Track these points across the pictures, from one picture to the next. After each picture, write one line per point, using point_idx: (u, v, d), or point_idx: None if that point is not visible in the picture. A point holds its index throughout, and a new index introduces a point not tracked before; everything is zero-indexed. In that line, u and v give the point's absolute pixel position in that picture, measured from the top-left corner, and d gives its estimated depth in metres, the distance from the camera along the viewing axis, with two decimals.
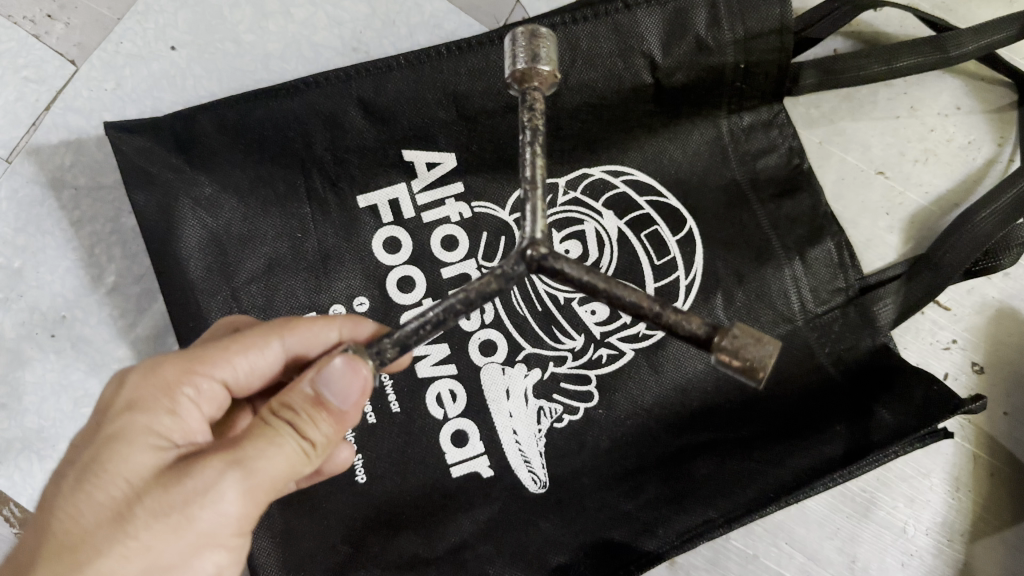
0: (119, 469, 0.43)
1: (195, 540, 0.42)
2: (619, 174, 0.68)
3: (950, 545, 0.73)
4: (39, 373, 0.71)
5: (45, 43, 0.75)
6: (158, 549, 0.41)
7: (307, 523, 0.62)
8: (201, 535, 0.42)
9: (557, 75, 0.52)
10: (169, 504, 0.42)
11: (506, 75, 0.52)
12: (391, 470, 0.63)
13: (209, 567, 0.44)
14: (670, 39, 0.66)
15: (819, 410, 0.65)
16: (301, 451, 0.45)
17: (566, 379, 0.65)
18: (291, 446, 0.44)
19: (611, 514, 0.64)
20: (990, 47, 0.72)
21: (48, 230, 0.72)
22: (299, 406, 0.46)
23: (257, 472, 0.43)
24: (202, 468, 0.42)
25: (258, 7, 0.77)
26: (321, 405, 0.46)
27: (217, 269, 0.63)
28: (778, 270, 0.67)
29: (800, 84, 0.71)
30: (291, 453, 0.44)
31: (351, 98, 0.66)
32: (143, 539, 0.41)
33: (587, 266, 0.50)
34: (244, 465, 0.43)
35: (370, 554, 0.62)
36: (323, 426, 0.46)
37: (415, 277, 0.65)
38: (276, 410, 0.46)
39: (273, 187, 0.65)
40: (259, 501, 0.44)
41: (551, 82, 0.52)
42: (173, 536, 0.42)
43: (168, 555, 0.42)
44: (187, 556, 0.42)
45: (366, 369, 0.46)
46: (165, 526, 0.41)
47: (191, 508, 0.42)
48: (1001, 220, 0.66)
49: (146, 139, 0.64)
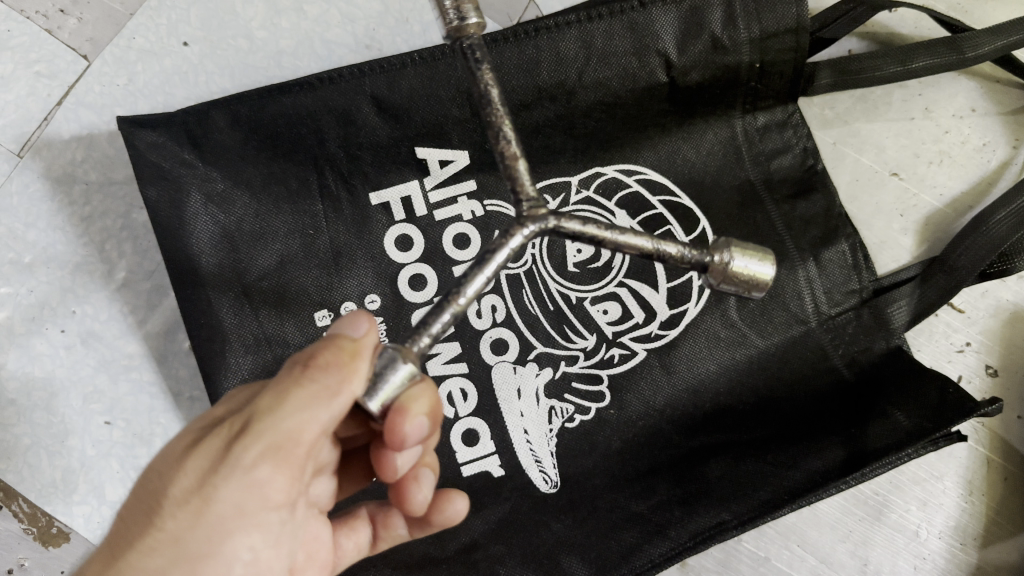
0: (151, 469, 0.44)
1: (221, 522, 0.41)
2: (631, 173, 0.68)
3: (963, 549, 0.73)
4: (48, 369, 0.71)
5: (57, 38, 0.75)
6: (185, 539, 0.41)
7: None
8: (225, 517, 0.41)
9: (742, 264, 0.50)
10: (188, 486, 0.42)
11: (722, 285, 0.51)
12: None
13: (244, 553, 0.42)
14: (685, 36, 0.65)
15: (833, 412, 0.65)
16: (313, 397, 0.42)
17: (577, 379, 0.65)
18: (301, 394, 0.42)
19: (623, 515, 0.63)
20: (1007, 49, 0.72)
21: (59, 225, 0.72)
22: (312, 347, 0.45)
23: (265, 429, 0.42)
24: (216, 443, 0.42)
25: (272, 3, 0.76)
26: (331, 341, 0.44)
27: (229, 265, 0.63)
28: (792, 271, 0.66)
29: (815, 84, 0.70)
30: (304, 403, 0.42)
31: (364, 94, 0.65)
32: (169, 530, 0.41)
33: (584, 233, 0.50)
34: (253, 426, 0.42)
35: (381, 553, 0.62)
36: (331, 364, 0.43)
37: (427, 276, 0.65)
38: (294, 360, 0.45)
39: (285, 183, 0.64)
40: (278, 465, 0.42)
41: (721, 267, 0.50)
42: (196, 521, 0.41)
43: (194, 543, 0.41)
44: (217, 541, 0.41)
45: (366, 325, 0.46)
46: (187, 512, 0.41)
47: (209, 486, 0.41)
48: (1015, 224, 0.66)
49: (156, 132, 0.63)
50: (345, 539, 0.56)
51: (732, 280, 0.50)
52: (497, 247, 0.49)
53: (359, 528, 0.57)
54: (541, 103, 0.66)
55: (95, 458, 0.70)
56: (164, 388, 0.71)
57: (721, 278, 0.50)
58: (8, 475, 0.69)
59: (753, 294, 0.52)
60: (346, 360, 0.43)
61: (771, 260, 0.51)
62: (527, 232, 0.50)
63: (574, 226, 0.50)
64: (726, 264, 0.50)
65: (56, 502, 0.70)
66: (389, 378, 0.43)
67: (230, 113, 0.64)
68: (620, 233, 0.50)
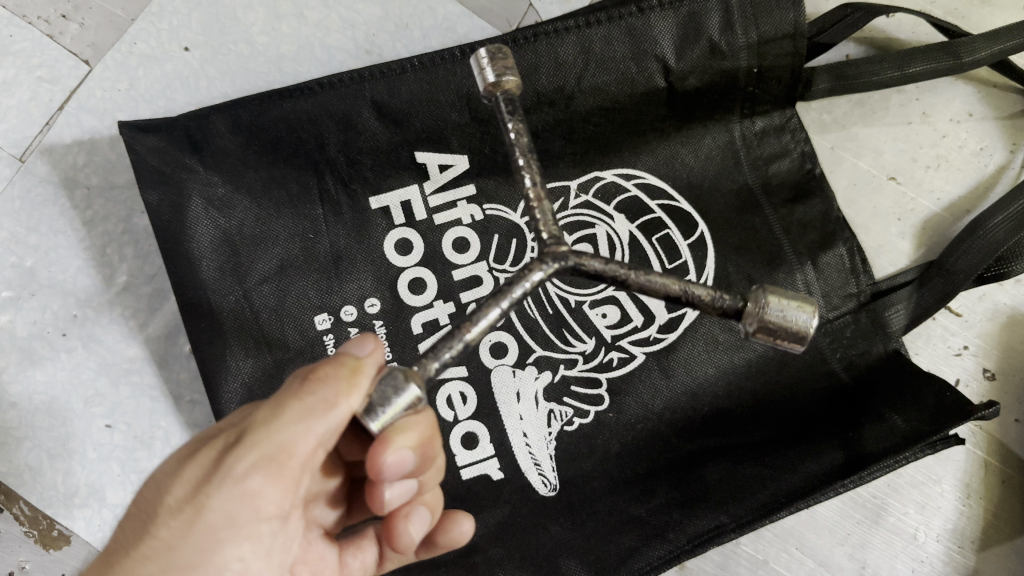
0: (152, 478, 0.45)
1: (212, 532, 0.42)
2: (630, 177, 0.68)
3: (961, 551, 0.73)
4: (50, 372, 0.71)
5: (59, 42, 0.75)
6: (175, 547, 0.41)
7: None
8: (216, 527, 0.42)
9: (784, 308, 0.48)
10: (183, 495, 0.42)
11: (764, 337, 0.49)
12: None
13: (234, 564, 0.42)
14: (684, 42, 0.66)
15: (831, 416, 0.65)
16: (309, 409, 0.43)
17: (577, 383, 0.65)
18: (298, 406, 0.43)
19: (621, 518, 0.64)
20: (1003, 54, 0.72)
21: (61, 229, 0.73)
22: (315, 363, 0.45)
23: (258, 440, 0.42)
24: (213, 453, 0.43)
25: (272, 8, 0.77)
26: (334, 358, 0.45)
27: (230, 269, 0.63)
28: (789, 275, 0.67)
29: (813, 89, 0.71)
30: (299, 415, 0.42)
31: (364, 99, 0.66)
32: (161, 538, 0.42)
33: (602, 271, 0.50)
34: (248, 436, 0.42)
35: None
36: (329, 378, 0.43)
37: (427, 280, 0.65)
38: (297, 375, 0.45)
39: (285, 187, 0.65)
40: (271, 476, 0.42)
41: (760, 309, 0.48)
42: (188, 529, 0.42)
43: (185, 552, 0.41)
44: (207, 550, 0.42)
45: (372, 346, 0.47)
46: (179, 520, 0.42)
47: (202, 495, 0.42)
48: (1013, 228, 0.66)
49: (159, 137, 0.64)
50: (352, 558, 0.56)
51: (768, 328, 0.48)
52: (512, 283, 0.49)
53: (366, 547, 0.57)
54: (541, 107, 0.66)
55: (95, 460, 0.71)
56: (165, 392, 0.72)
57: (758, 323, 0.48)
58: (10, 478, 0.70)
59: (795, 348, 0.49)
60: (343, 376, 0.44)
61: (814, 309, 0.48)
62: (541, 272, 0.49)
63: (590, 265, 0.50)
64: (764, 303, 0.48)
65: (57, 505, 0.70)
66: (395, 400, 0.42)
67: (231, 117, 0.65)
68: (644, 275, 0.49)
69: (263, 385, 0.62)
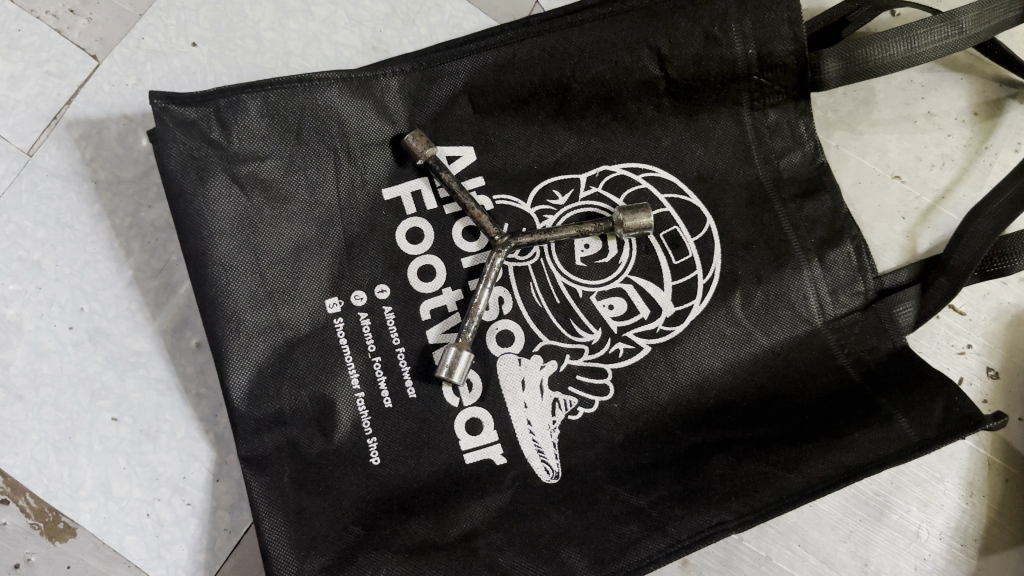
0: None
1: None
2: (640, 170, 0.68)
3: (963, 549, 0.73)
4: (56, 365, 0.71)
5: (67, 37, 0.75)
6: None
7: (319, 504, 0.61)
8: None
9: None
10: None
11: None
12: (404, 454, 0.63)
13: None
14: (679, 33, 0.67)
15: (837, 413, 0.64)
16: None
17: (582, 372, 0.65)
18: None
19: (622, 508, 0.63)
20: (999, 27, 0.70)
21: (68, 223, 0.73)
22: None
23: None
24: None
25: (280, 4, 0.77)
26: None
27: (247, 249, 0.63)
28: (797, 271, 0.67)
29: (823, 75, 0.69)
30: None
31: (392, 87, 0.66)
32: None
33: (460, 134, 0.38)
34: None
35: (382, 536, 0.61)
36: None
37: (436, 268, 0.66)
38: None
39: (305, 172, 0.65)
40: None
41: None
42: None
43: None
44: None
45: None
46: None
47: None
48: (1003, 215, 0.65)
49: (187, 109, 0.63)
50: None
51: None
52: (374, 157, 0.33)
53: None
54: (538, 98, 0.68)
55: (101, 454, 0.71)
56: (172, 384, 0.72)
57: None
58: (16, 470, 0.70)
59: None
60: None
61: None
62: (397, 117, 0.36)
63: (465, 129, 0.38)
64: None
65: (63, 498, 0.70)
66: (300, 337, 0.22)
67: (262, 100, 0.64)
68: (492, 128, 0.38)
69: (273, 364, 0.63)
